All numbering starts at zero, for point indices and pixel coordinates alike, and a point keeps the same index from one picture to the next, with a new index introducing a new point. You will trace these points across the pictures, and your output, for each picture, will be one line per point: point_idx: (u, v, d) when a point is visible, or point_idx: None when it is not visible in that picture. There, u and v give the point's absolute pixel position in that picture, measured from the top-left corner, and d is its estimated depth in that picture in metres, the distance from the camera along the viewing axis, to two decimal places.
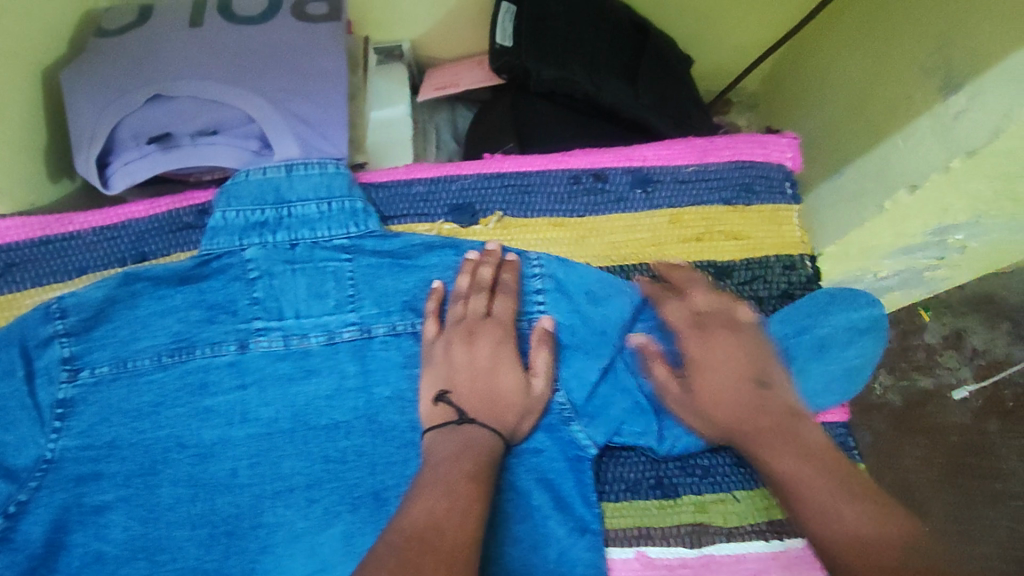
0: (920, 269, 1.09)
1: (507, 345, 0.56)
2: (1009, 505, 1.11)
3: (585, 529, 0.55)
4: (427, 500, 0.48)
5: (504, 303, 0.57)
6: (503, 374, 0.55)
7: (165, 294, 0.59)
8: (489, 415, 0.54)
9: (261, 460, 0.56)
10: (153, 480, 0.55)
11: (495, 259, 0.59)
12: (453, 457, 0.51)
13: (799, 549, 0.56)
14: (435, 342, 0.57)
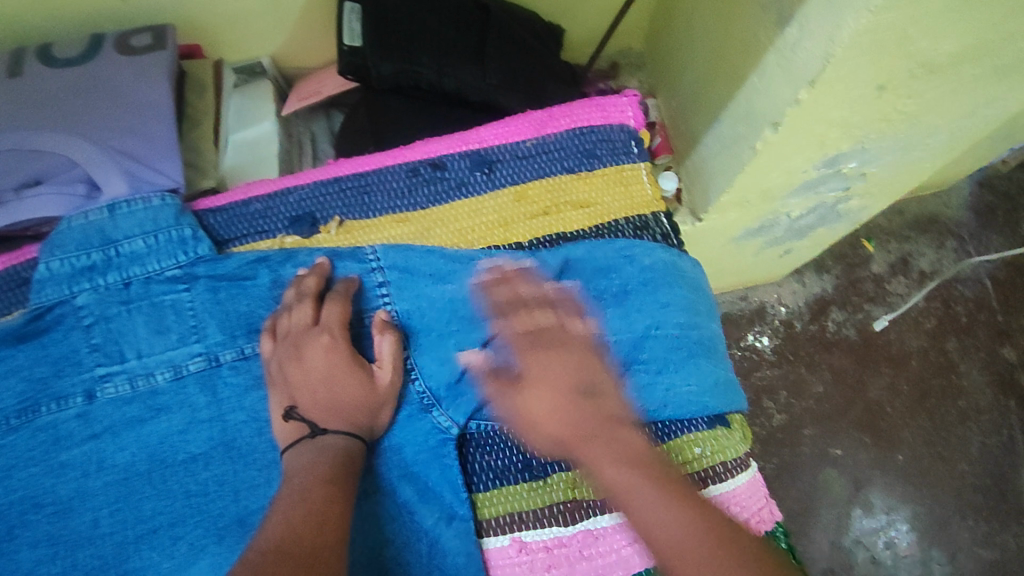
0: (832, 204, 0.99)
1: (343, 345, 0.54)
2: (977, 421, 1.10)
3: (452, 517, 0.54)
4: (283, 515, 0.46)
5: (331, 309, 0.56)
6: (343, 381, 0.53)
7: (5, 355, 0.57)
8: (345, 414, 0.53)
9: (121, 506, 0.54)
10: (13, 545, 0.53)
11: (318, 269, 0.59)
12: (309, 465, 0.49)
13: None
14: (272, 355, 0.55)
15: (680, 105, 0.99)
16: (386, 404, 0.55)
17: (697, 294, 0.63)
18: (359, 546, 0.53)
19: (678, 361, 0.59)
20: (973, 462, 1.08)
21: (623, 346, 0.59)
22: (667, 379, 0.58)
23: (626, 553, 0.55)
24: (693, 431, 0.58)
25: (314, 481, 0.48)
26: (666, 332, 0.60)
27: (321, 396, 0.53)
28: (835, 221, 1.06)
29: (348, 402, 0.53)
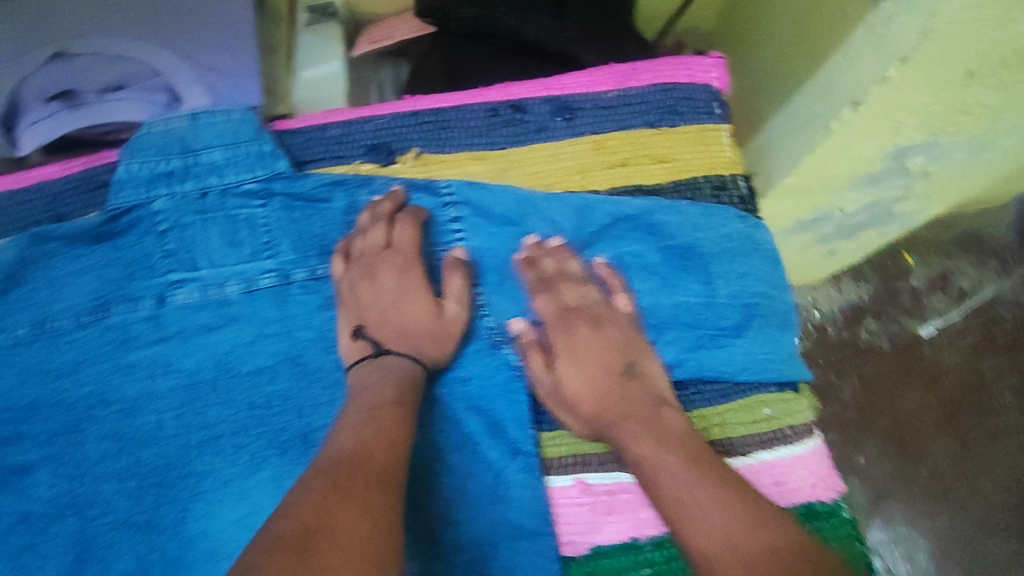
0: (889, 203, 0.98)
1: (414, 272, 0.56)
2: (1010, 441, 1.06)
3: (517, 451, 0.52)
4: (348, 432, 0.45)
5: (403, 231, 0.56)
6: (410, 308, 0.55)
7: (80, 252, 0.57)
8: (411, 340, 0.53)
9: (186, 411, 0.54)
10: (78, 437, 0.53)
11: (397, 197, 0.58)
12: (375, 387, 0.49)
13: (743, 467, 0.53)
14: (345, 276, 0.56)
15: (749, 86, 0.96)
16: (449, 336, 0.54)
17: (775, 267, 0.60)
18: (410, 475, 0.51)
19: (756, 329, 0.56)
20: (1001, 485, 1.04)
21: (703, 312, 0.56)
22: (741, 346, 0.55)
23: None
24: (762, 393, 0.55)
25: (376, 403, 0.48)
26: (744, 304, 0.57)
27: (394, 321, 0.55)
28: (890, 221, 1.04)
29: (422, 328, 0.53)
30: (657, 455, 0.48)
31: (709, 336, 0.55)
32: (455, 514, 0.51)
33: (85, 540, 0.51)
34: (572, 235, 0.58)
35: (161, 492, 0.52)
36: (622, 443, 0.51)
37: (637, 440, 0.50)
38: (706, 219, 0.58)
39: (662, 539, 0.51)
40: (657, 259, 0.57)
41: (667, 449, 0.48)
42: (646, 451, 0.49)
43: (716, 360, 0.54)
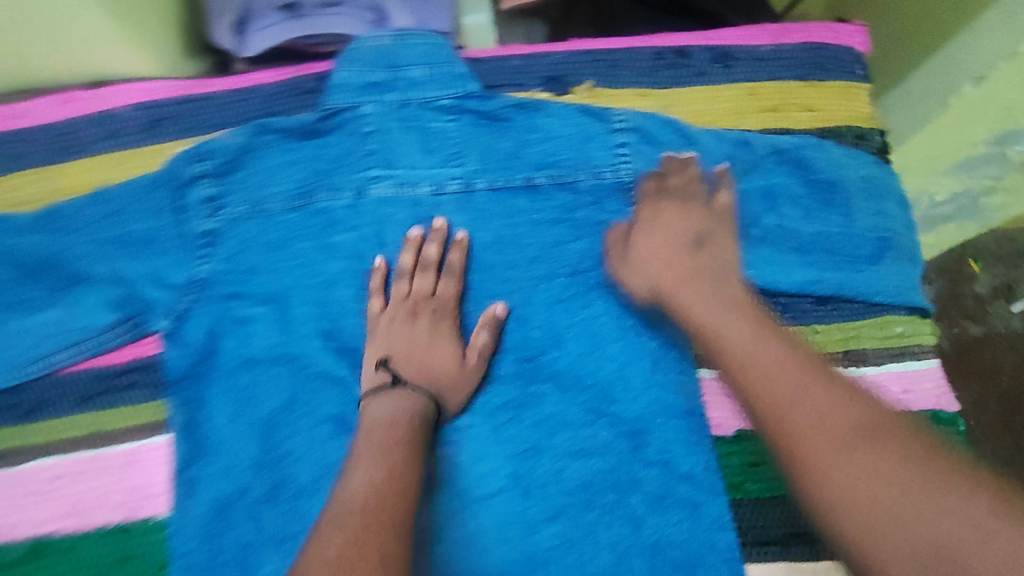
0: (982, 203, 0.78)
1: (446, 321, 0.59)
2: None
3: (675, 342, 0.59)
4: (368, 469, 0.49)
5: (556, 143, 0.63)
6: (438, 354, 0.58)
7: (291, 146, 0.62)
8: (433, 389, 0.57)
9: (382, 288, 0.62)
10: (288, 301, 0.61)
11: (568, 120, 0.63)
12: (387, 423, 0.52)
13: (871, 376, 0.58)
14: (380, 317, 0.59)
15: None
16: (463, 385, 0.58)
17: (902, 207, 0.64)
18: (470, 448, 0.58)
19: (887, 259, 0.61)
20: None
21: (840, 241, 0.61)
22: (871, 270, 0.60)
23: None
24: (892, 314, 0.61)
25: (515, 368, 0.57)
26: (882, 240, 0.61)
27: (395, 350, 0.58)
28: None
29: (441, 379, 0.57)
30: (738, 335, 0.52)
31: (846, 261, 0.60)
32: (618, 395, 0.58)
33: (296, 388, 0.59)
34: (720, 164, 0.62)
35: (358, 357, 0.60)
36: (680, 300, 0.56)
37: (690, 293, 0.56)
38: (840, 158, 0.63)
39: None
40: (806, 194, 0.62)
41: (732, 326, 0.53)
42: (737, 338, 0.52)
43: (845, 278, 0.60)
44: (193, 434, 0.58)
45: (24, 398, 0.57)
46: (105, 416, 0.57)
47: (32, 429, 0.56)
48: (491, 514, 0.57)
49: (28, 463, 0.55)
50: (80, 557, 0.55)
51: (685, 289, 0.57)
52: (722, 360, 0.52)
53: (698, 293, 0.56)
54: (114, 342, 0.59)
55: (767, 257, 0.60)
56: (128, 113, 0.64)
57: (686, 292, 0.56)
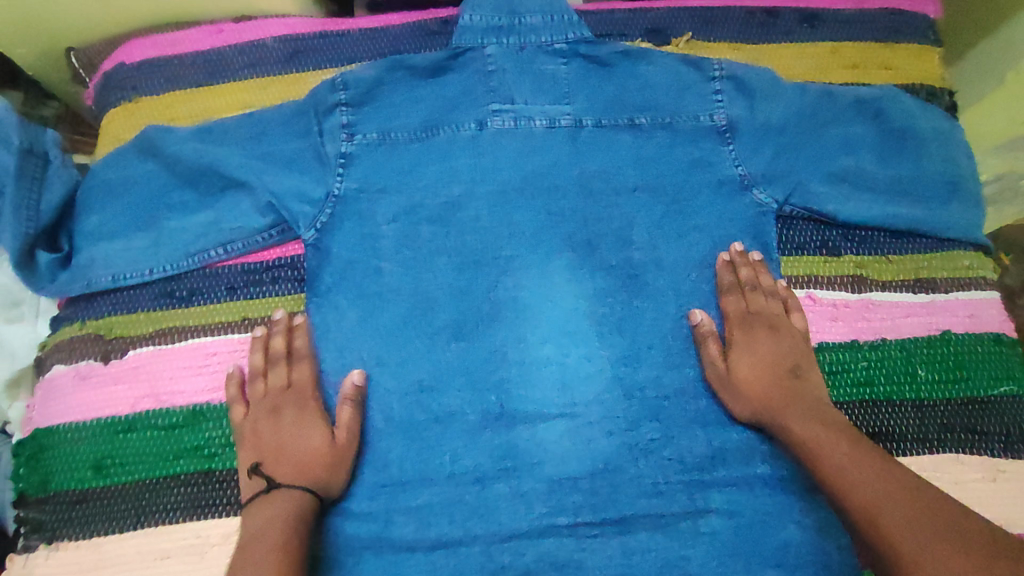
0: None
1: (309, 408, 0.59)
2: None
3: (770, 258, 0.66)
4: (259, 568, 0.49)
5: (662, 90, 0.68)
6: (306, 434, 0.57)
7: (416, 84, 0.67)
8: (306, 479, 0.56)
9: (499, 210, 0.66)
10: (415, 219, 0.66)
11: (672, 67, 0.68)
12: (259, 532, 0.52)
13: (941, 300, 0.64)
14: (242, 423, 0.58)
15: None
16: (341, 461, 0.58)
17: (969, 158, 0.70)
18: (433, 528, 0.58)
19: (957, 201, 0.67)
20: None
21: (912, 183, 0.67)
22: (943, 209, 0.66)
23: (898, 322, 0.63)
24: (960, 250, 0.66)
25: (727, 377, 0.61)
26: (952, 183, 0.67)
27: (289, 441, 0.57)
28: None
29: (311, 460, 0.57)
30: (811, 430, 0.55)
31: (919, 198, 0.66)
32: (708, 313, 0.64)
33: (418, 295, 0.64)
34: (810, 112, 0.67)
35: (478, 272, 0.65)
36: (785, 427, 0.57)
37: (798, 421, 0.56)
38: (916, 111, 0.69)
39: (876, 342, 0.63)
40: (884, 140, 0.68)
41: (815, 425, 0.55)
42: (806, 434, 0.55)
43: (919, 214, 0.66)
44: (323, 329, 0.62)
45: (182, 286, 0.63)
46: (253, 305, 0.64)
47: (187, 312, 0.62)
48: (599, 409, 0.61)
49: (187, 339, 0.62)
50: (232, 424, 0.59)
51: (792, 411, 0.57)
52: (794, 445, 0.56)
53: (763, 394, 0.59)
54: (261, 244, 0.64)
55: (849, 194, 0.66)
56: (272, 45, 0.71)
57: (785, 408, 0.58)
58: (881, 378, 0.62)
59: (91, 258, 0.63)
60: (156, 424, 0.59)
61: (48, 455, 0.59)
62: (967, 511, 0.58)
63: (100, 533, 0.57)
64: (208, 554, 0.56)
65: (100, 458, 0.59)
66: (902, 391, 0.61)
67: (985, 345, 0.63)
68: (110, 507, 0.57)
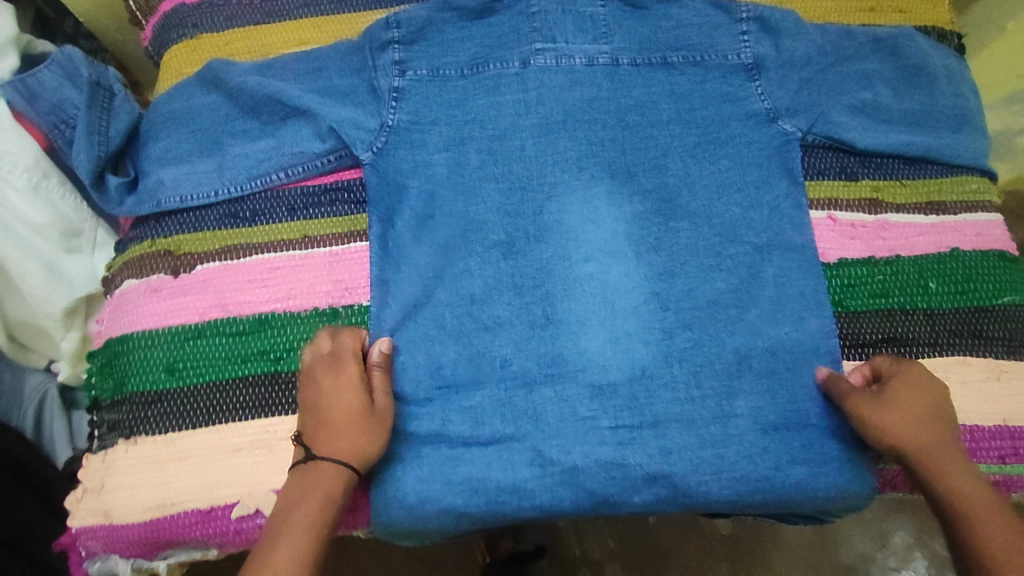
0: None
1: (344, 368, 0.58)
2: None
3: (794, 183, 0.70)
4: (289, 548, 0.51)
5: (696, 30, 0.73)
6: (342, 398, 0.57)
7: (464, 24, 0.72)
8: (342, 449, 0.56)
9: (543, 141, 0.71)
10: (463, 148, 0.70)
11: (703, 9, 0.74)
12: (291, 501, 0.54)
13: (951, 222, 0.69)
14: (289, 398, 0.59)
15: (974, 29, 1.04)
16: (378, 424, 0.58)
17: (976, 95, 0.75)
18: (494, 424, 0.62)
19: (965, 132, 0.73)
20: None
21: (924, 116, 0.72)
22: (953, 138, 0.72)
23: (912, 240, 0.68)
24: (969, 175, 0.71)
25: (888, 398, 0.59)
26: (962, 116, 0.73)
27: (334, 413, 0.57)
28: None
29: (347, 425, 0.57)
30: (958, 478, 0.57)
31: (930, 127, 0.72)
32: (743, 233, 0.69)
33: (469, 218, 0.68)
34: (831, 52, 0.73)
35: (524, 198, 0.69)
36: (924, 468, 0.57)
37: (950, 470, 0.57)
38: (929, 51, 0.75)
39: (890, 258, 0.68)
40: (897, 76, 0.73)
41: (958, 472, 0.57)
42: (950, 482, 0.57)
43: (932, 142, 0.71)
44: (382, 249, 0.67)
45: (246, 207, 0.67)
46: (313, 224, 0.67)
47: (252, 230, 0.66)
48: (635, 321, 0.65)
49: (252, 256, 0.65)
50: (296, 329, 0.63)
51: (929, 451, 0.58)
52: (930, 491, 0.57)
53: (922, 429, 0.58)
54: (320, 170, 0.69)
55: (867, 125, 0.71)
56: None
57: (928, 443, 0.58)
58: (896, 289, 0.67)
59: (159, 181, 0.67)
60: (224, 331, 0.63)
61: (122, 360, 0.63)
62: (975, 410, 0.63)
63: (173, 429, 0.60)
64: (276, 447, 0.59)
65: (172, 362, 0.62)
66: (914, 301, 0.66)
67: (992, 260, 0.68)
68: (182, 406, 0.61)
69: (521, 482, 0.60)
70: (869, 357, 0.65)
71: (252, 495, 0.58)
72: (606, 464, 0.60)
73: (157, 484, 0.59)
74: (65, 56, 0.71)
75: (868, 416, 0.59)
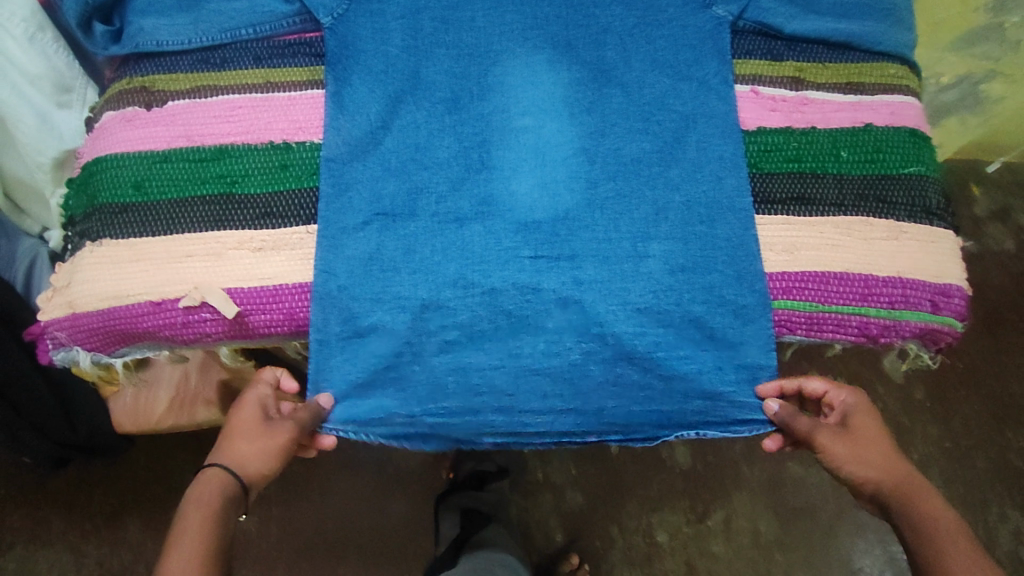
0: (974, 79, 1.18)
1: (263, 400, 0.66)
2: (989, 451, 1.33)
3: (724, 60, 0.74)
4: (176, 558, 0.57)
5: None
6: (245, 423, 0.64)
7: None
8: (232, 462, 0.62)
9: (492, 14, 0.75)
10: (417, 16, 0.75)
11: None
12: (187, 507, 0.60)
13: (866, 101, 0.74)
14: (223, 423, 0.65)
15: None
16: (268, 440, 0.63)
17: None
18: (425, 254, 0.67)
19: (891, 23, 0.77)
20: (990, 460, 1.33)
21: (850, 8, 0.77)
22: (879, 27, 0.76)
23: (829, 115, 0.73)
24: (889, 62, 0.76)
25: (858, 435, 0.65)
26: (890, 9, 0.77)
27: (231, 440, 0.63)
28: (969, 107, 1.26)
29: (242, 445, 0.63)
30: (925, 496, 0.63)
31: (856, 16, 0.76)
32: (670, 102, 0.73)
33: (417, 77, 0.73)
34: None
35: (471, 62, 0.74)
36: (891, 487, 0.63)
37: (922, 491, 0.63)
38: None
39: (808, 129, 0.72)
40: None
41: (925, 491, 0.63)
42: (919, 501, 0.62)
43: (856, 29, 0.75)
44: (337, 100, 0.71)
45: (217, 55, 0.74)
46: (276, 72, 0.73)
47: (221, 74, 0.73)
48: (564, 170, 0.70)
49: (219, 96, 0.72)
50: (249, 161, 0.69)
51: (899, 475, 0.64)
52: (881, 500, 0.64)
53: (889, 459, 0.65)
54: (285, 29, 0.74)
55: (795, 12, 0.76)
56: None
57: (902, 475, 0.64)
58: (810, 156, 0.71)
59: (140, 28, 0.74)
60: (187, 158, 0.70)
61: (95, 179, 0.69)
62: (870, 262, 0.68)
63: (133, 237, 0.66)
64: (224, 255, 0.66)
65: (139, 180, 0.69)
66: (825, 167, 0.71)
67: (902, 136, 0.72)
68: (144, 217, 0.67)
69: (444, 300, 0.66)
70: (778, 213, 0.70)
71: (198, 289, 0.65)
72: (522, 287, 0.66)
73: (115, 278, 0.65)
74: None
75: (843, 455, 0.64)
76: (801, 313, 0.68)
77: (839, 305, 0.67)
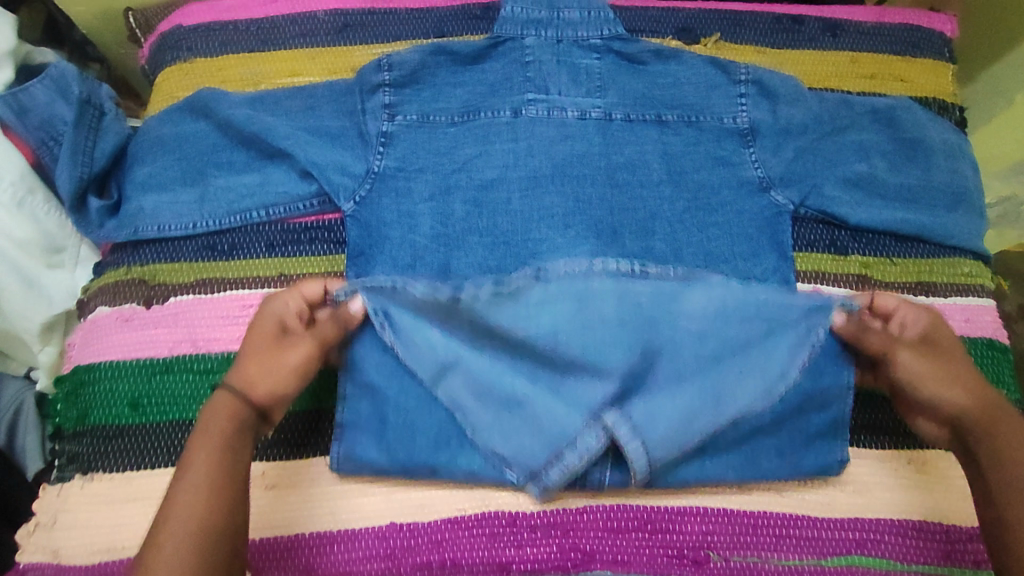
0: None
1: (262, 339, 0.57)
2: None
3: (786, 255, 0.68)
4: (179, 526, 0.46)
5: (694, 91, 0.72)
6: (252, 345, 0.57)
7: (458, 70, 0.71)
8: (251, 382, 0.55)
9: (529, 195, 0.68)
10: (447, 196, 0.68)
11: (699, 70, 0.72)
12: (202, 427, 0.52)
13: (940, 303, 0.68)
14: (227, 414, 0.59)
15: (982, 89, 0.91)
16: (290, 370, 0.57)
17: (976, 172, 0.73)
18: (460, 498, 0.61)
19: (962, 212, 0.71)
20: None
21: (919, 192, 0.70)
22: (950, 217, 0.70)
23: None
24: (963, 257, 0.70)
25: (939, 378, 0.58)
26: (960, 195, 0.71)
27: (241, 363, 0.57)
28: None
29: (259, 355, 0.57)
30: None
31: (924, 204, 0.70)
32: None
33: (446, 272, 0.65)
34: (825, 122, 0.71)
35: (508, 253, 0.66)
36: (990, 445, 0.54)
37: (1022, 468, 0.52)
38: (925, 125, 0.72)
39: None
40: (898, 149, 0.71)
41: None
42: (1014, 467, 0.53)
43: (926, 220, 0.69)
44: None
45: (225, 240, 0.67)
46: (292, 262, 0.67)
47: (229, 265, 0.66)
48: None
49: (226, 291, 0.65)
50: None
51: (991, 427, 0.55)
52: None
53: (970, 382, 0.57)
54: (302, 212, 0.67)
55: (859, 199, 0.69)
56: (323, 17, 0.75)
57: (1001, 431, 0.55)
58: None
59: (140, 208, 0.66)
60: (191, 368, 0.62)
61: (88, 391, 0.62)
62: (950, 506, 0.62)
63: (131, 468, 0.60)
64: None
65: (136, 396, 0.62)
66: None
67: (980, 349, 0.67)
68: (142, 444, 0.60)
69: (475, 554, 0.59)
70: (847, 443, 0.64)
71: None
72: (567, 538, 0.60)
73: (110, 524, 0.58)
74: (59, 71, 0.70)
75: (919, 371, 0.58)
76: (831, 569, 0.60)
77: (866, 555, 0.60)
